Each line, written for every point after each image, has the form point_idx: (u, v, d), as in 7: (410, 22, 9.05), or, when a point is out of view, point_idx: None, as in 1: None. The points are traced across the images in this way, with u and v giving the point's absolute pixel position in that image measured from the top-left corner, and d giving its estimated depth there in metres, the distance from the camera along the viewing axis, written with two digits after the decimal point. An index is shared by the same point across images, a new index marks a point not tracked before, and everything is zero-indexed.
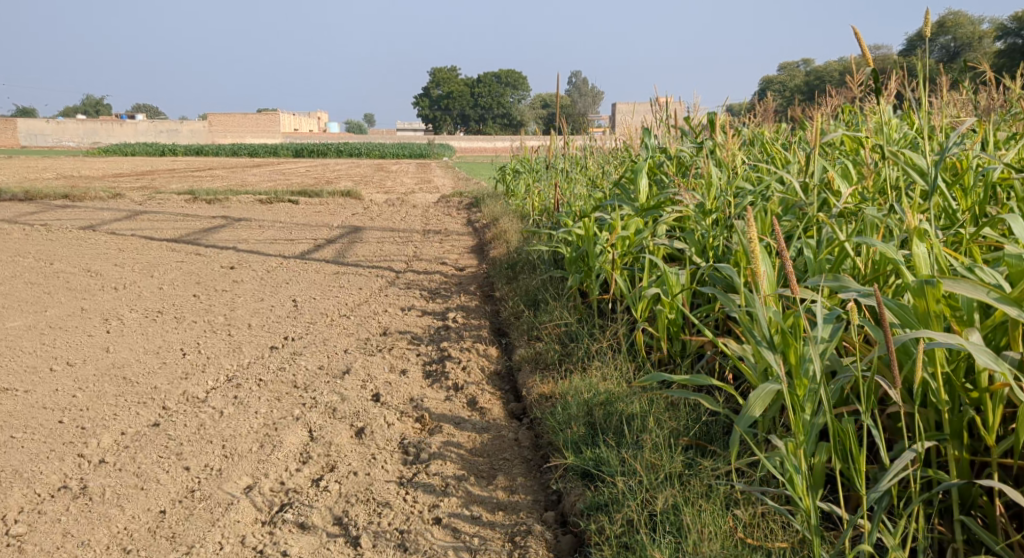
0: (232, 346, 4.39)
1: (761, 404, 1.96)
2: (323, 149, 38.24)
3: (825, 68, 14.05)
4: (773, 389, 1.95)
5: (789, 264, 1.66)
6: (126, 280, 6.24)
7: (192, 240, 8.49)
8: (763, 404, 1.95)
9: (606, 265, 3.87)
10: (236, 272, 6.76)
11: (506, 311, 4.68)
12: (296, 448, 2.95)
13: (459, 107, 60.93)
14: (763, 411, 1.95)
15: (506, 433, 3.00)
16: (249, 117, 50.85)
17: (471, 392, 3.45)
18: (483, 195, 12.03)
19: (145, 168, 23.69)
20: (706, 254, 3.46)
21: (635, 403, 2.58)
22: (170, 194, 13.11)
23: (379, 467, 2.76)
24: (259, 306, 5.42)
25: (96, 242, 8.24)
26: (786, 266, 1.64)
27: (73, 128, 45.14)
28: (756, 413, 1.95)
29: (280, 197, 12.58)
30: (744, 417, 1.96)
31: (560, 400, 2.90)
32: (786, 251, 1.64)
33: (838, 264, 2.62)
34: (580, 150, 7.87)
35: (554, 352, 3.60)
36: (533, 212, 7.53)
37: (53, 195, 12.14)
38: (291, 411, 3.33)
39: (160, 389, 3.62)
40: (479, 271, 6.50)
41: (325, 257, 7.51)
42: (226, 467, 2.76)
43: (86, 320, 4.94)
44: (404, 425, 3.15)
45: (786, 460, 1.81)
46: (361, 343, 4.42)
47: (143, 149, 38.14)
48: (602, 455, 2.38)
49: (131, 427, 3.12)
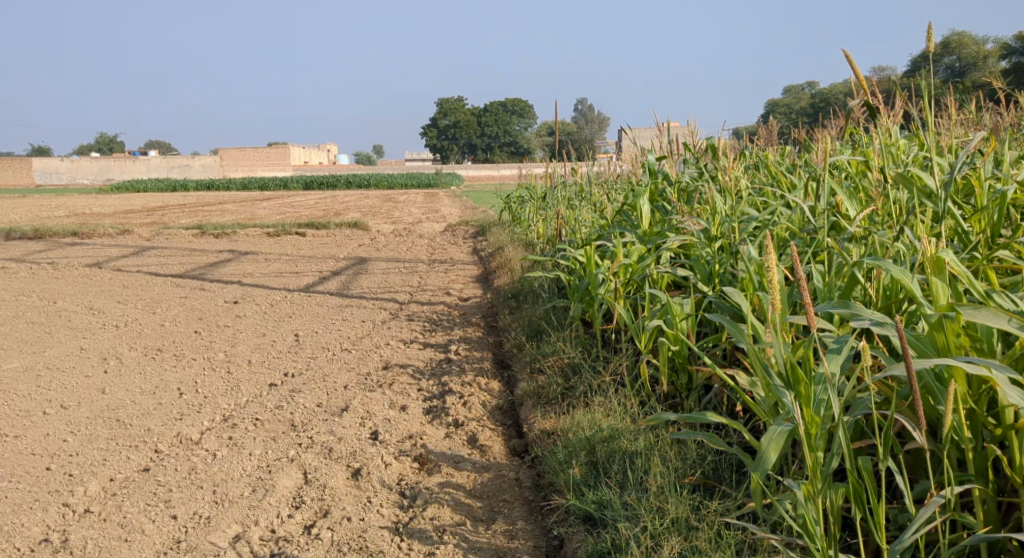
0: (229, 384, 4.30)
1: (775, 448, 1.82)
2: (332, 181, 38.48)
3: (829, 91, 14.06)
4: (786, 429, 1.83)
5: (804, 294, 1.55)
6: (128, 318, 6.18)
7: (196, 275, 8.45)
8: (777, 447, 1.82)
9: (609, 294, 3.78)
10: (239, 306, 6.70)
11: (509, 343, 4.57)
12: (289, 491, 2.85)
13: (466, 137, 61.38)
14: (777, 456, 1.81)
15: (507, 472, 2.88)
16: (259, 151, 51.36)
17: (471, 428, 3.34)
18: (488, 224, 11.98)
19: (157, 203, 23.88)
20: (712, 281, 3.36)
21: (639, 440, 2.46)
22: (178, 228, 13.14)
23: (374, 511, 2.65)
24: (260, 341, 5.34)
25: (101, 279, 8.22)
26: (802, 293, 1.53)
27: (86, 166, 45.74)
28: (770, 459, 1.82)
29: (287, 230, 12.58)
30: (758, 464, 1.82)
31: (562, 437, 2.79)
32: (801, 279, 1.53)
33: (848, 291, 2.52)
34: (583, 176, 7.81)
35: (557, 385, 3.49)
36: (538, 240, 7.45)
37: (62, 233, 12.19)
38: (286, 453, 3.23)
39: (153, 431, 3.53)
40: (483, 301, 6.41)
41: (329, 290, 7.45)
42: (215, 515, 2.65)
43: (84, 360, 4.87)
44: (401, 465, 3.04)
45: (802, 508, 1.69)
46: (362, 378, 4.32)
47: (154, 186, 38.52)
48: (604, 497, 2.26)
49: (120, 473, 3.02)
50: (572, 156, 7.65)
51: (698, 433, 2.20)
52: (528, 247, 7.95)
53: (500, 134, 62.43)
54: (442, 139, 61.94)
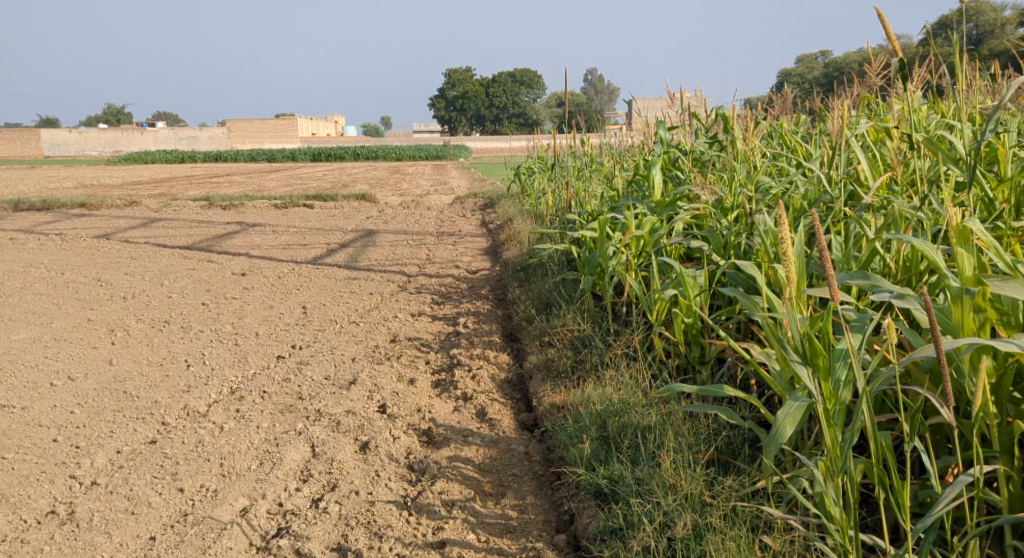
0: (237, 356, 4.28)
1: (791, 422, 1.74)
2: (340, 154, 38.29)
3: (842, 62, 13.81)
4: (804, 403, 1.74)
5: (826, 263, 1.48)
6: (136, 290, 6.16)
7: (204, 247, 8.43)
8: (794, 421, 1.74)
9: (620, 266, 3.71)
10: (247, 278, 6.67)
11: (518, 315, 4.52)
12: (297, 464, 2.82)
13: (474, 109, 60.92)
14: (794, 429, 1.73)
15: (516, 446, 2.85)
16: (266, 123, 51.13)
17: (480, 402, 3.31)
18: (497, 196, 11.88)
19: (165, 174, 23.84)
20: (726, 253, 3.28)
21: (650, 414, 2.41)
22: (186, 200, 13.09)
23: (383, 485, 2.63)
24: (268, 313, 5.31)
25: (109, 250, 8.20)
26: (826, 260, 1.47)
27: (94, 138, 45.69)
28: (786, 433, 1.73)
29: (295, 201, 12.53)
30: (775, 438, 1.73)
31: (572, 411, 2.75)
32: (824, 249, 1.46)
33: (866, 262, 2.45)
34: (593, 148, 7.70)
35: (567, 358, 3.44)
36: (547, 212, 7.36)
37: (70, 204, 12.16)
38: (294, 425, 3.20)
39: (160, 403, 3.51)
40: (491, 274, 6.36)
41: (337, 262, 7.40)
42: (223, 488, 2.63)
43: (92, 331, 4.85)
44: (409, 438, 3.01)
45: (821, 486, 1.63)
46: (370, 351, 4.29)
47: (162, 157, 38.45)
48: (616, 472, 2.22)
49: (127, 445, 3.01)
50: (581, 127, 7.53)
51: (710, 406, 2.14)
52: (537, 220, 7.87)
53: (508, 106, 61.89)
54: (450, 110, 61.45)
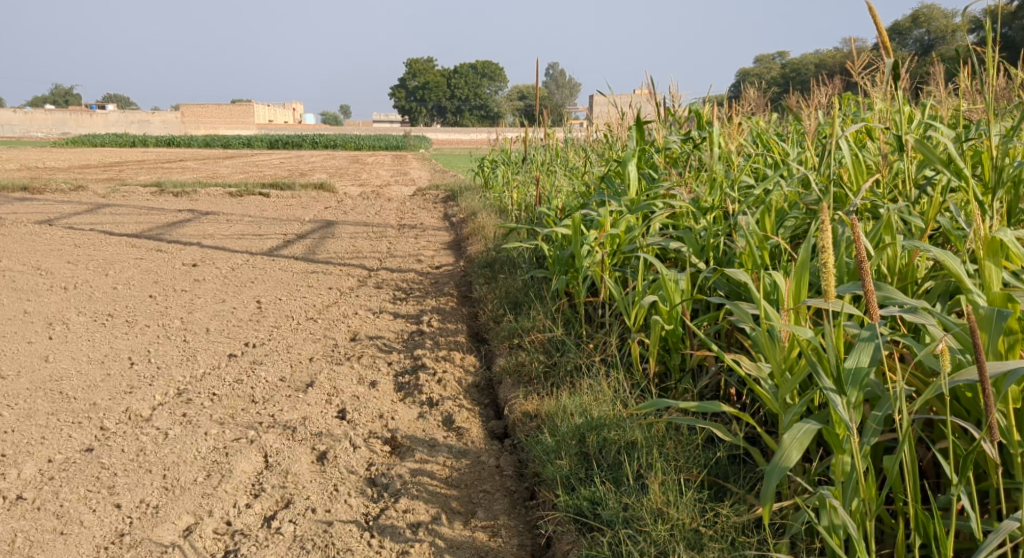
0: (186, 354, 4.01)
1: (798, 447, 1.61)
2: (297, 141, 37.46)
3: (803, 64, 13.92)
4: (812, 427, 1.62)
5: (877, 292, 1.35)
6: (78, 280, 5.81)
7: (154, 236, 8.04)
8: (802, 447, 1.61)
9: (594, 266, 3.57)
10: (198, 270, 6.35)
11: (485, 315, 4.35)
12: (248, 476, 2.61)
13: (436, 101, 60.35)
14: (801, 454, 1.60)
15: (485, 458, 2.68)
16: (222, 108, 49.84)
17: (447, 408, 3.13)
18: (459, 188, 11.62)
19: (115, 159, 22.96)
20: (705, 255, 3.17)
21: (633, 429, 2.27)
22: (137, 186, 12.57)
23: (342, 501, 2.43)
24: (220, 307, 5.03)
25: (50, 237, 7.76)
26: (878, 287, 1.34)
27: (39, 117, 43.94)
28: (793, 458, 1.60)
29: (251, 190, 12.11)
30: (780, 464, 1.60)
31: (546, 422, 2.60)
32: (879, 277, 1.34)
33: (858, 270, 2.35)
34: (559, 141, 7.53)
35: (539, 363, 3.29)
36: (512, 206, 7.17)
37: (11, 187, 11.57)
38: (245, 433, 2.97)
39: (100, 406, 3.24)
40: (455, 270, 6.15)
41: (293, 254, 7.11)
42: (165, 504, 2.40)
43: (27, 324, 4.52)
44: (370, 448, 2.82)
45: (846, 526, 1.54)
46: (328, 350, 4.06)
47: (111, 140, 37.17)
48: (598, 495, 2.07)
49: (60, 453, 2.75)
50: (548, 119, 7.34)
51: (701, 423, 2.02)
52: (502, 215, 7.67)
53: (470, 98, 61.45)
54: (411, 100, 60.69)
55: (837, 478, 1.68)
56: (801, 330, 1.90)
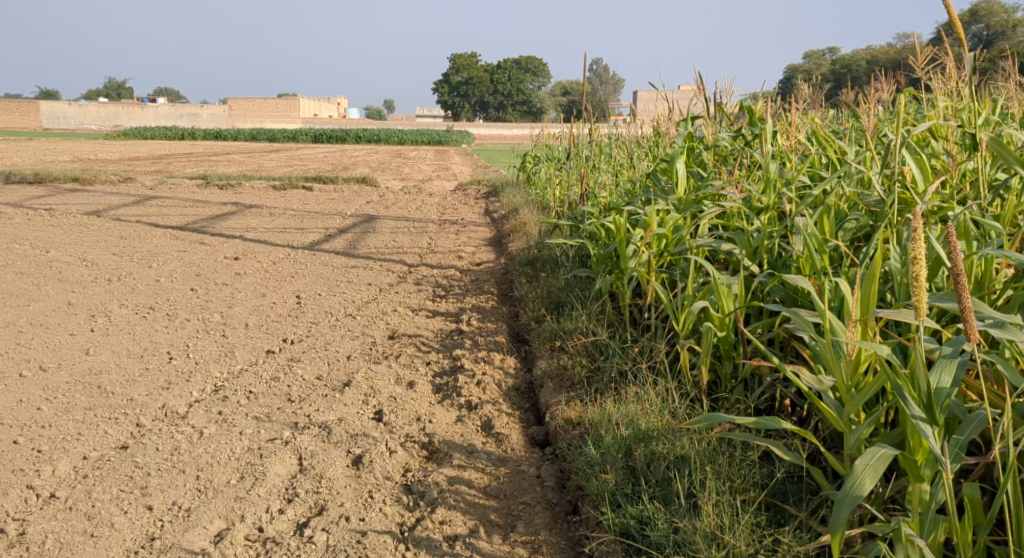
0: (224, 350, 3.98)
1: (872, 476, 1.45)
2: (341, 136, 37.82)
3: (856, 59, 13.46)
4: (888, 453, 1.47)
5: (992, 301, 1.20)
6: (123, 272, 5.86)
7: (198, 228, 8.11)
8: (877, 475, 1.45)
9: (640, 267, 3.42)
10: (240, 263, 6.36)
11: (526, 315, 4.23)
12: (281, 480, 2.53)
13: (478, 96, 60.37)
14: (876, 483, 1.44)
15: (525, 468, 2.57)
16: (268, 103, 50.59)
17: (486, 413, 3.02)
18: (501, 184, 11.51)
19: (164, 151, 23.41)
20: (759, 257, 3.00)
21: (683, 443, 2.14)
22: (183, 178, 12.75)
23: (377, 510, 2.35)
24: (260, 302, 5.01)
25: (98, 229, 7.88)
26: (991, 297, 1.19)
27: (93, 111, 45.14)
28: (867, 487, 1.44)
29: (294, 183, 12.19)
30: (852, 494, 1.44)
31: (590, 431, 2.48)
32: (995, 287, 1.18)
33: (929, 276, 2.17)
34: (603, 137, 7.37)
35: (582, 367, 3.16)
36: (554, 203, 7.03)
37: (63, 178, 11.83)
38: (280, 433, 2.91)
39: (137, 402, 3.22)
40: (496, 267, 6.05)
41: (334, 248, 7.09)
42: (197, 507, 2.35)
43: (71, 316, 4.55)
44: (407, 453, 2.72)
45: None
46: (366, 348, 3.99)
47: (161, 133, 37.98)
48: (646, 513, 1.94)
49: (95, 450, 2.72)
50: (591, 115, 7.18)
51: (759, 440, 1.88)
52: (544, 212, 7.54)
53: (513, 92, 61.31)
54: (453, 95, 60.79)
55: (915, 510, 1.51)
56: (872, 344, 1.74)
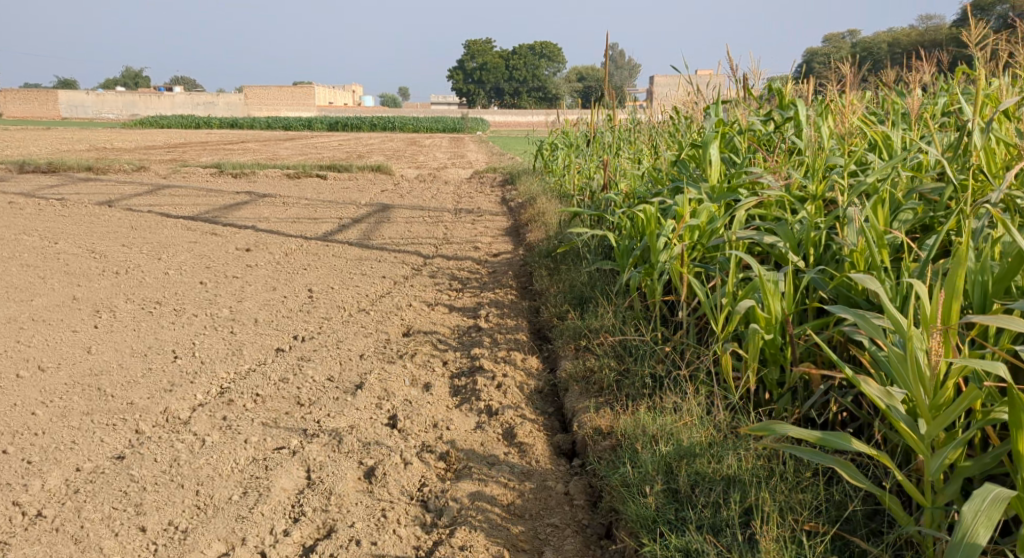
0: (232, 348, 3.79)
1: (985, 524, 1.33)
2: (356, 123, 37.66)
3: (875, 42, 13.15)
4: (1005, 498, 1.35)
5: None
6: (131, 264, 5.69)
7: (210, 218, 7.93)
8: (991, 524, 1.32)
9: (671, 260, 3.15)
10: (251, 255, 6.18)
11: (547, 311, 4.00)
12: (288, 496, 2.34)
13: (493, 82, 59.91)
14: (991, 533, 1.32)
15: (552, 483, 2.35)
16: (282, 91, 50.52)
17: (507, 419, 2.81)
18: (517, 171, 11.22)
19: (180, 139, 23.28)
20: (803, 250, 2.74)
21: (734, 461, 1.93)
22: (197, 167, 12.57)
23: (390, 531, 2.15)
24: (270, 296, 4.82)
25: (109, 219, 7.73)
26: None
27: (110, 100, 45.23)
28: (981, 538, 1.31)
29: (308, 171, 12.01)
30: (964, 545, 1.31)
31: (624, 445, 2.26)
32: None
33: (1010, 273, 1.94)
34: (622, 122, 7.07)
35: (610, 370, 2.93)
36: (574, 190, 6.76)
37: (76, 167, 11.71)
38: (287, 441, 2.71)
39: (137, 406, 3.03)
40: (514, 258, 5.82)
41: (348, 239, 6.89)
42: (195, 529, 2.17)
43: (75, 312, 4.39)
44: (423, 464, 2.51)
45: None
46: (379, 346, 3.78)
47: (177, 122, 37.98)
48: (694, 546, 1.72)
49: (89, 462, 2.56)
50: (612, 99, 6.89)
51: (824, 461, 1.67)
52: (563, 201, 7.27)
53: (528, 79, 60.81)
54: (468, 82, 60.32)
55: None
56: (979, 361, 1.54)
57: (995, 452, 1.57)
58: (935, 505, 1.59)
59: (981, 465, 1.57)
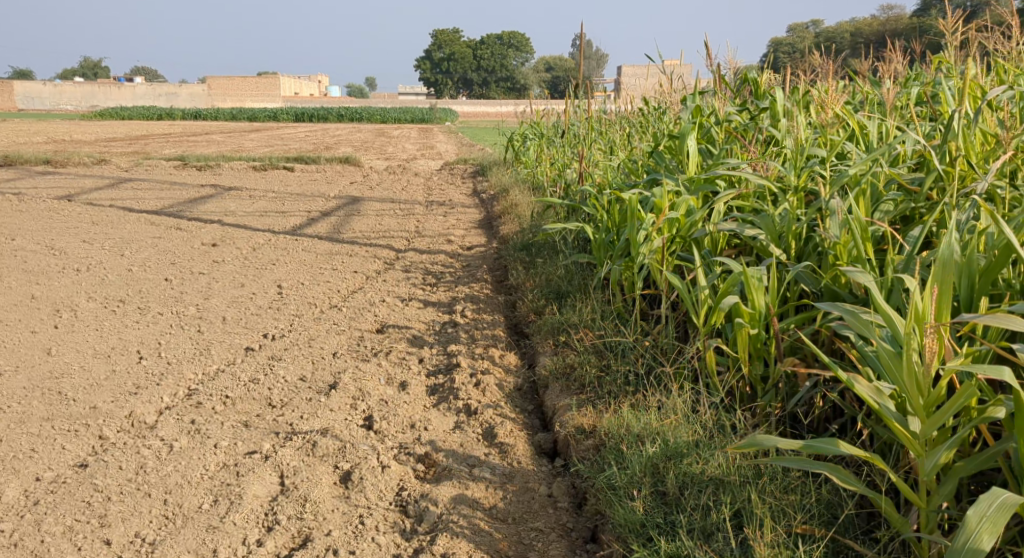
0: (199, 348, 3.67)
1: (991, 530, 1.31)
2: (322, 114, 37.13)
3: (836, 31, 13.31)
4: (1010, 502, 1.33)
5: None
6: (92, 261, 5.50)
7: (175, 212, 7.72)
8: (996, 529, 1.31)
9: (651, 252, 3.10)
10: (218, 250, 6.02)
11: (524, 306, 3.94)
12: (260, 503, 2.26)
13: (462, 72, 59.57)
14: (996, 540, 1.30)
15: (535, 485, 2.29)
16: (247, 81, 49.67)
17: (487, 418, 2.75)
18: (488, 163, 11.13)
19: (143, 131, 22.76)
20: (785, 241, 2.71)
21: (722, 463, 1.90)
22: (160, 159, 12.27)
23: (369, 539, 2.07)
24: (239, 293, 4.69)
25: (68, 214, 7.48)
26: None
27: (69, 91, 44.05)
28: (987, 544, 1.30)
29: (276, 164, 11.78)
30: (970, 551, 1.30)
31: (608, 446, 2.22)
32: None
33: (997, 266, 1.92)
34: (594, 113, 7.01)
35: (591, 366, 2.89)
36: (547, 182, 6.69)
37: (33, 160, 11.33)
38: (259, 445, 2.62)
39: (100, 410, 2.91)
40: (487, 251, 5.75)
41: (318, 233, 6.75)
42: (163, 540, 2.08)
43: (33, 311, 4.22)
44: (401, 467, 2.44)
45: None
46: (353, 344, 3.69)
47: (138, 113, 37.10)
48: (685, 552, 1.68)
49: (50, 470, 2.44)
50: (584, 90, 6.83)
51: (815, 468, 1.63)
52: (536, 193, 7.21)
53: (497, 69, 60.55)
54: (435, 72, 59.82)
55: None
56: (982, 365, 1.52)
57: (989, 451, 1.57)
58: (929, 506, 1.57)
59: (975, 465, 1.56)
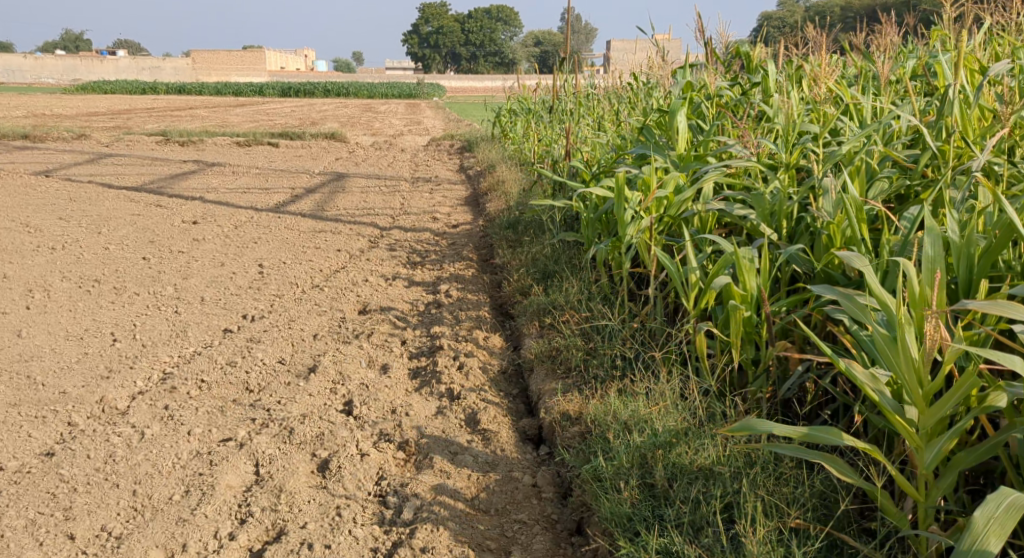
0: (176, 329, 3.56)
1: (998, 532, 1.25)
2: (308, 89, 36.63)
3: (826, 4, 13.19)
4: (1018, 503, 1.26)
5: None
6: (68, 239, 5.35)
7: (155, 189, 7.55)
8: (1003, 532, 1.24)
9: (639, 232, 3.01)
10: (198, 228, 5.88)
11: (509, 286, 3.85)
12: (234, 494, 2.17)
13: (450, 47, 58.91)
14: (1003, 543, 1.24)
15: (519, 475, 2.22)
16: (232, 55, 48.90)
17: (470, 403, 2.67)
18: (475, 138, 10.96)
19: (125, 106, 22.39)
20: (776, 220, 2.62)
21: (713, 453, 1.83)
22: (141, 134, 12.02)
23: (345, 532, 1.99)
24: (218, 273, 4.57)
25: (45, 190, 7.30)
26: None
27: (50, 64, 43.22)
28: (992, 547, 1.23)
29: (260, 139, 11.57)
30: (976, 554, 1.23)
31: (594, 434, 2.15)
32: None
33: (996, 248, 1.85)
34: (583, 88, 6.87)
35: (577, 349, 2.81)
36: (534, 158, 6.56)
37: (11, 134, 11.08)
38: (235, 432, 2.53)
39: (70, 396, 2.81)
40: (473, 229, 5.64)
41: (302, 210, 6.62)
42: (130, 534, 2.00)
43: (5, 292, 4.09)
44: (381, 455, 2.36)
45: None
46: (334, 326, 3.59)
47: (121, 87, 36.48)
48: (673, 548, 1.62)
49: (14, 460, 2.35)
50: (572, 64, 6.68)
51: (811, 457, 1.56)
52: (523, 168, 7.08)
53: (485, 44, 59.89)
54: (423, 46, 59.04)
55: None
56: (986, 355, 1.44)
57: (990, 444, 1.50)
58: (928, 500, 1.52)
59: (975, 458, 1.50)
